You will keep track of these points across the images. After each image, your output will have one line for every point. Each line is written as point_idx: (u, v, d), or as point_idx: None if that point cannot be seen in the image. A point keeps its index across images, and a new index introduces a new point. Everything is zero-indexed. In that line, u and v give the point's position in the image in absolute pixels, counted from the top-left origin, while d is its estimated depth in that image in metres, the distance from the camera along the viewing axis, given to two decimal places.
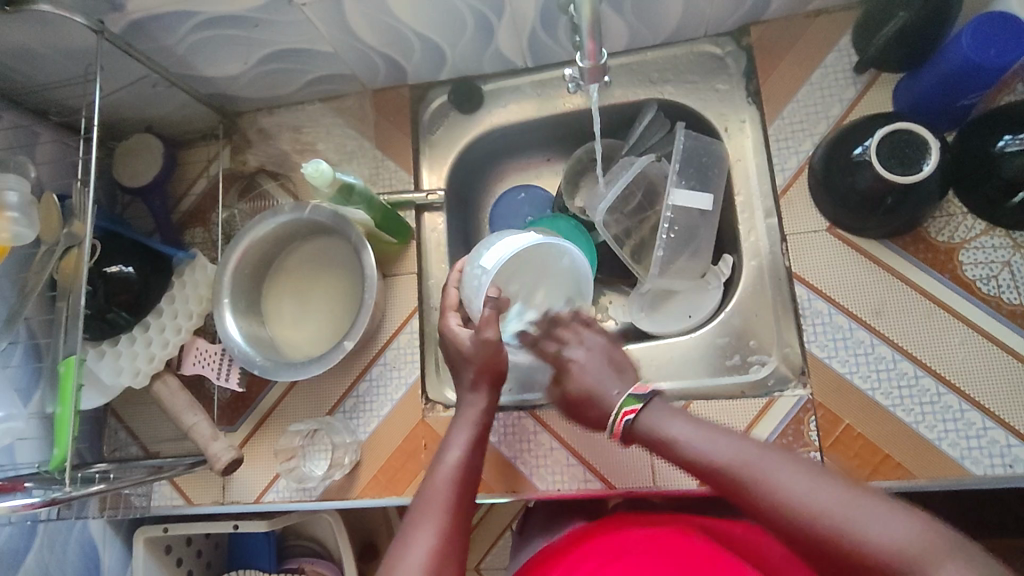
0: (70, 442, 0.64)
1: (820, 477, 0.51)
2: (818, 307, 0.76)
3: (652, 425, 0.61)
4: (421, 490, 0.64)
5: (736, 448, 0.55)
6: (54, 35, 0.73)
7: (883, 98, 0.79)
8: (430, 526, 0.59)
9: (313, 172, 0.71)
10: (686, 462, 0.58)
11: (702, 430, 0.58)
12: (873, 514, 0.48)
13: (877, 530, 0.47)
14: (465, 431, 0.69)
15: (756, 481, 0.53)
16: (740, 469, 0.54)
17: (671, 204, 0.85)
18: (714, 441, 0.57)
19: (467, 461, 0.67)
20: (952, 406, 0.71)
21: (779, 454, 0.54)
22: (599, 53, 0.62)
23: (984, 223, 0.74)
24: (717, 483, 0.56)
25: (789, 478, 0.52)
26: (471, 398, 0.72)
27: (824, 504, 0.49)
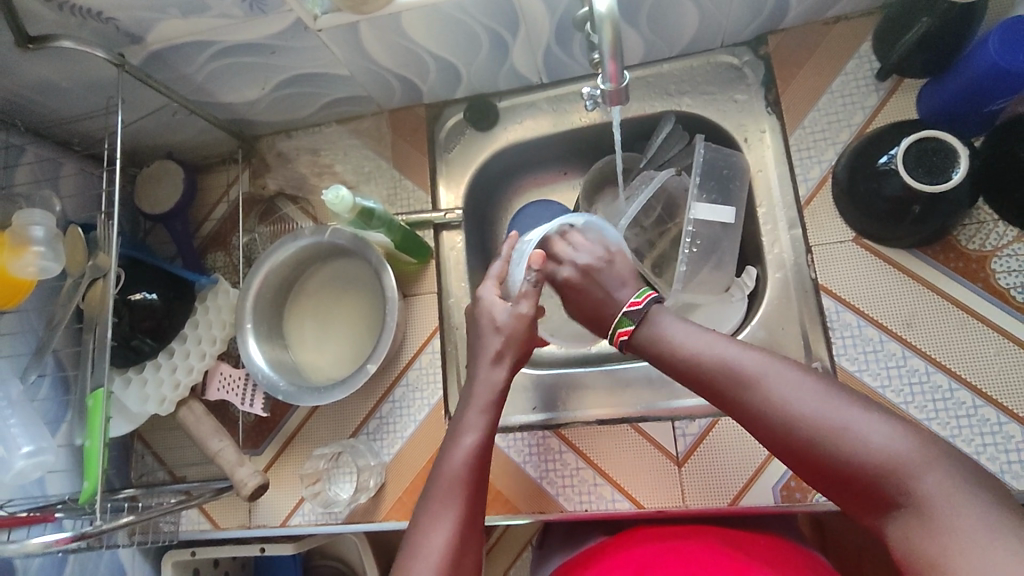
0: (100, 474, 0.64)
1: (809, 383, 0.52)
2: (847, 319, 0.75)
3: (645, 332, 0.62)
4: (432, 478, 0.62)
5: (731, 349, 0.56)
6: (78, 69, 0.74)
7: (907, 103, 0.77)
8: (445, 520, 0.58)
9: (334, 199, 0.71)
10: (677, 360, 0.59)
11: (696, 333, 0.59)
12: (856, 419, 0.49)
13: (859, 435, 0.48)
14: (480, 415, 0.65)
15: (746, 380, 0.54)
16: (728, 370, 0.55)
17: (693, 217, 0.84)
18: (706, 343, 0.58)
19: (483, 447, 0.63)
20: (989, 419, 0.69)
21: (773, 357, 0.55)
22: (621, 76, 0.61)
23: (1017, 230, 0.72)
24: (706, 384, 0.57)
25: (777, 381, 0.53)
26: (489, 381, 0.67)
27: (806, 408, 0.51)
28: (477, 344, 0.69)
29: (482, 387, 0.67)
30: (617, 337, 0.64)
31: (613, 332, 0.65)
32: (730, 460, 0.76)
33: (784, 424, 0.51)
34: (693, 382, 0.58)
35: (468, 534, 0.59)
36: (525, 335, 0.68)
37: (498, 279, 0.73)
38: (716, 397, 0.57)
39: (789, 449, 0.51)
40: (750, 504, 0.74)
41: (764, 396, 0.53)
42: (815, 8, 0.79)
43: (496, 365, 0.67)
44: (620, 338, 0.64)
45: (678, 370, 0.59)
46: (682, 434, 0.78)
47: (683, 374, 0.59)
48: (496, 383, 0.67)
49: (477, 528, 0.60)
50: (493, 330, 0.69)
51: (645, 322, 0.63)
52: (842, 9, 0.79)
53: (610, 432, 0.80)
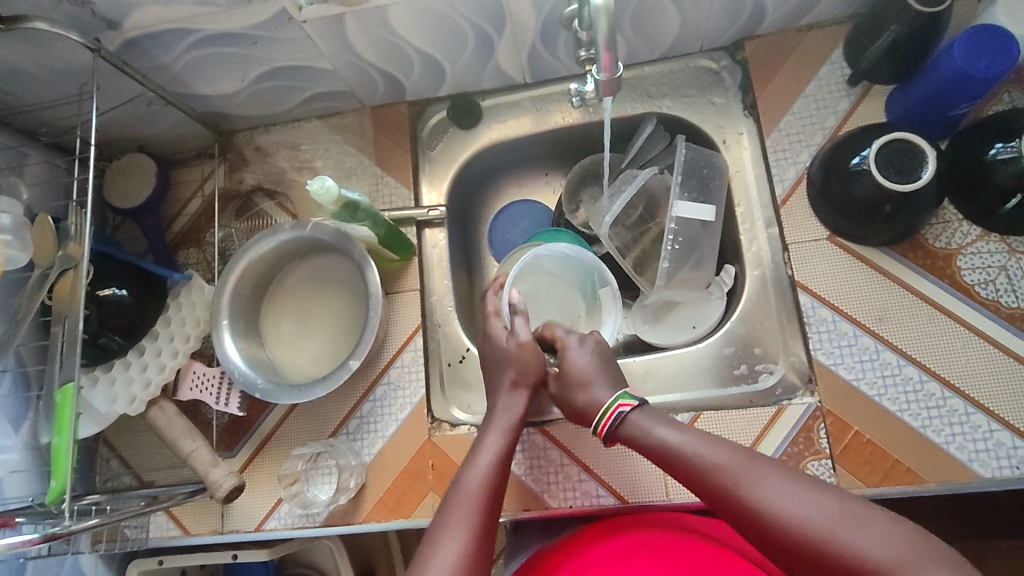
0: (69, 474, 0.61)
1: (807, 485, 0.53)
2: (823, 314, 0.77)
3: (647, 432, 0.64)
4: (448, 493, 0.64)
5: (730, 452, 0.58)
6: (49, 53, 0.72)
7: (876, 109, 0.81)
8: (461, 529, 0.59)
9: (318, 189, 0.70)
10: (680, 469, 0.60)
11: (698, 436, 0.61)
12: (847, 526, 0.49)
13: (856, 539, 0.48)
14: (497, 438, 0.69)
15: (741, 485, 0.55)
16: (726, 471, 0.56)
17: (674, 216, 0.85)
18: (705, 445, 0.60)
19: (500, 467, 0.66)
20: (957, 409, 0.72)
21: (767, 461, 0.56)
22: (615, 66, 0.61)
23: (980, 228, 0.76)
24: (706, 488, 0.57)
25: (773, 483, 0.53)
26: (509, 409, 0.72)
27: (805, 513, 0.50)
28: (492, 379, 0.76)
29: (503, 414, 0.72)
30: (608, 415, 0.67)
31: (607, 409, 0.67)
32: None
33: (781, 531, 0.51)
34: (696, 488, 0.59)
35: (484, 541, 0.60)
36: (534, 362, 0.74)
37: (497, 313, 0.80)
38: (710, 500, 0.57)
39: (787, 547, 0.51)
40: None
41: (763, 501, 0.53)
42: (789, 15, 0.82)
43: (512, 393, 0.73)
44: (610, 417, 0.67)
45: (681, 473, 0.60)
46: None
47: (682, 477, 0.60)
48: (514, 411, 0.72)
49: (493, 541, 0.61)
50: (504, 361, 0.75)
51: (640, 419, 0.66)
52: (814, 18, 0.83)
53: None
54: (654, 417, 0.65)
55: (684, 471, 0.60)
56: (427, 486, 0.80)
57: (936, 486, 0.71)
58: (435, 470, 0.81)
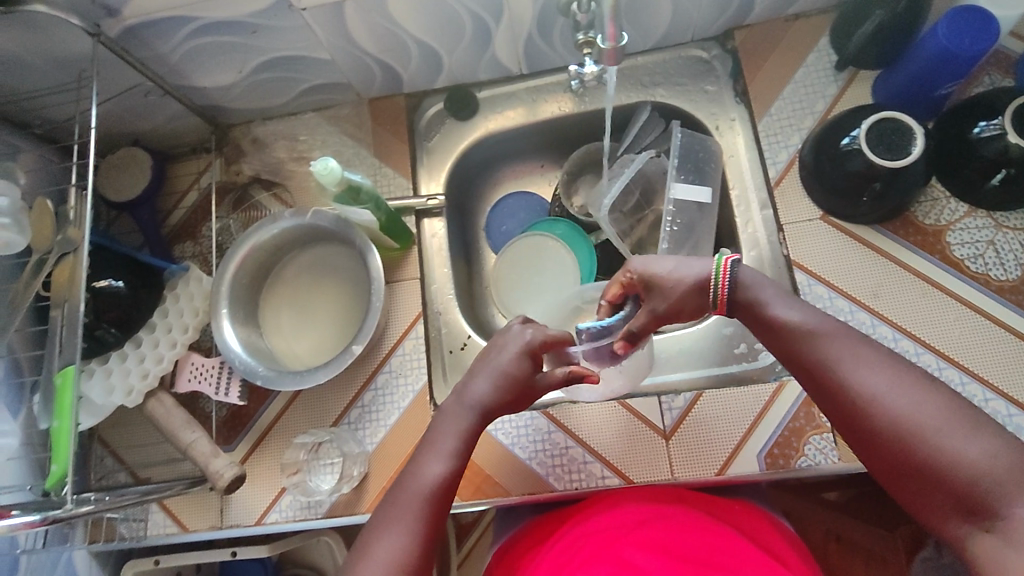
0: (71, 457, 0.60)
1: (917, 383, 0.52)
2: (819, 291, 0.79)
3: (749, 298, 0.61)
4: (395, 488, 0.60)
5: (839, 330, 0.56)
6: (47, 39, 0.71)
7: (863, 92, 0.83)
8: (390, 550, 0.55)
9: (322, 170, 0.70)
10: (776, 336, 0.59)
11: (806, 312, 0.58)
12: (956, 430, 0.49)
13: (957, 444, 0.48)
14: (452, 431, 0.63)
15: (846, 367, 0.54)
16: (834, 349, 0.55)
17: (671, 199, 0.87)
18: (813, 318, 0.58)
19: (451, 465, 0.61)
20: (953, 380, 0.74)
21: (878, 348, 0.55)
22: (619, 36, 0.62)
23: (966, 205, 0.79)
24: (801, 363, 0.57)
25: (881, 374, 0.53)
26: (470, 399, 0.65)
27: (913, 408, 0.50)
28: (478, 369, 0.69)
29: (460, 402, 0.65)
30: (719, 278, 0.63)
31: (717, 268, 0.63)
32: (715, 433, 0.77)
33: (884, 417, 0.51)
34: (789, 360, 0.58)
35: (419, 561, 0.56)
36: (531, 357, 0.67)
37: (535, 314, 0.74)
38: (803, 372, 0.57)
39: (878, 437, 0.51)
40: (738, 473, 0.75)
41: (869, 386, 0.52)
42: (777, 4, 0.84)
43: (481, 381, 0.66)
44: (721, 278, 0.63)
45: (774, 343, 0.59)
46: (668, 408, 0.79)
47: (775, 345, 0.59)
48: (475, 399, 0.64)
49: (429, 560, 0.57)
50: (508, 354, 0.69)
51: (748, 283, 0.62)
52: (801, 7, 0.85)
53: (598, 409, 0.81)
54: (763, 286, 0.62)
55: (780, 340, 0.58)
56: None
57: None
58: None
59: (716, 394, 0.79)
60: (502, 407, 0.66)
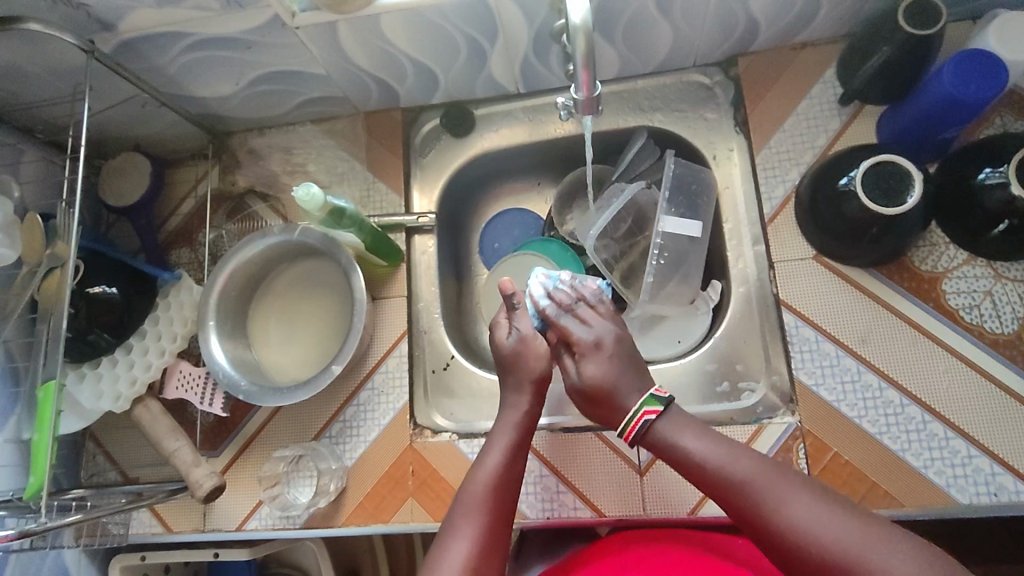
0: (47, 470, 0.62)
1: (838, 508, 0.52)
2: (806, 334, 0.77)
3: (663, 434, 0.63)
4: (459, 493, 0.64)
5: (759, 465, 0.57)
6: (45, 53, 0.72)
7: (866, 129, 0.81)
8: (468, 531, 0.59)
9: (304, 196, 0.71)
10: (705, 476, 0.59)
11: (722, 447, 0.60)
12: (885, 550, 0.49)
13: (885, 560, 0.48)
14: (504, 438, 0.68)
15: (773, 504, 0.54)
16: (754, 486, 0.56)
17: (660, 230, 0.85)
18: (733, 458, 0.59)
19: (508, 464, 0.66)
20: (937, 434, 0.72)
21: (797, 478, 0.56)
22: (593, 85, 0.61)
23: (966, 252, 0.76)
24: (727, 499, 0.57)
25: (805, 504, 0.53)
26: (515, 408, 0.71)
27: (835, 531, 0.51)
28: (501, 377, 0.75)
29: (507, 412, 0.71)
30: (637, 418, 0.64)
31: (636, 412, 0.64)
32: None
33: (811, 547, 0.51)
34: (716, 496, 0.59)
35: (494, 542, 0.60)
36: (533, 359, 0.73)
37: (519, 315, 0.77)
38: (729, 507, 0.57)
39: (823, 573, 0.50)
40: (710, 513, 0.75)
41: (791, 518, 0.52)
42: (783, 33, 0.82)
43: (519, 394, 0.72)
44: (641, 419, 0.63)
45: (709, 485, 0.59)
46: None
47: (707, 489, 0.59)
48: (522, 407, 0.71)
49: (502, 542, 0.61)
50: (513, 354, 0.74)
51: (665, 428, 0.63)
52: (808, 36, 0.83)
53: (575, 440, 0.80)
54: (677, 416, 0.64)
55: (714, 482, 0.58)
56: (406, 491, 0.81)
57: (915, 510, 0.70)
58: (415, 475, 0.81)
59: None
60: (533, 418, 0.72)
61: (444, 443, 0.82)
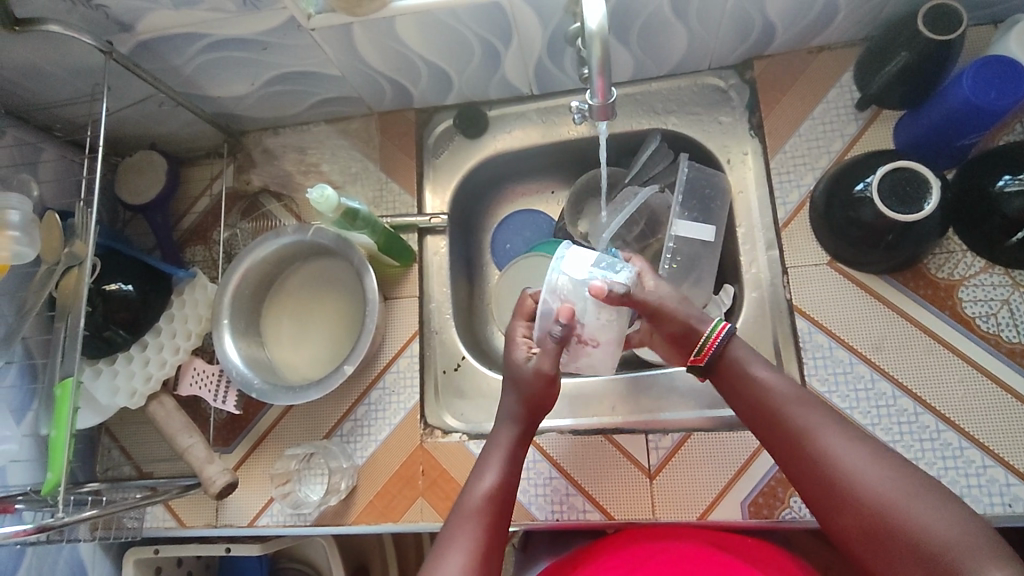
0: (65, 466, 0.63)
1: (885, 458, 0.55)
2: (819, 340, 0.77)
3: (734, 363, 0.66)
4: (455, 505, 0.63)
5: (815, 407, 0.61)
6: (64, 54, 0.73)
7: (883, 134, 0.80)
8: (466, 541, 0.59)
9: (318, 198, 0.72)
10: (761, 407, 0.62)
11: (786, 382, 0.63)
12: (922, 501, 0.52)
13: (919, 512, 0.51)
14: (500, 453, 0.67)
15: (822, 439, 0.58)
16: (808, 421, 0.59)
17: (673, 234, 0.86)
18: (792, 391, 0.62)
19: (504, 483, 0.65)
20: (951, 443, 0.71)
21: (849, 425, 0.59)
22: (609, 92, 0.60)
23: (984, 260, 0.75)
24: (778, 432, 0.61)
25: (852, 446, 0.57)
26: (505, 431, 0.68)
27: (879, 477, 0.54)
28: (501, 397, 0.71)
29: (499, 433, 0.69)
30: (710, 342, 0.67)
31: (709, 335, 0.67)
32: (700, 477, 0.76)
33: (853, 486, 0.54)
34: (766, 426, 0.62)
35: (488, 560, 0.59)
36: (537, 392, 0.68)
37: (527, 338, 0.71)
38: (778, 437, 0.61)
39: (856, 512, 0.54)
40: (720, 518, 0.75)
41: (839, 457, 0.56)
42: (800, 37, 0.81)
43: (510, 419, 0.69)
44: (713, 343, 0.66)
45: (762, 416, 0.63)
46: (655, 447, 0.79)
47: (759, 419, 0.63)
48: (512, 430, 0.68)
49: (496, 562, 0.59)
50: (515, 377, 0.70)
51: (741, 352, 0.66)
52: (825, 39, 0.82)
53: (585, 442, 0.81)
54: (743, 349, 0.67)
55: (766, 413, 0.62)
56: (415, 491, 0.81)
57: None
58: (425, 475, 0.82)
59: (703, 437, 0.78)
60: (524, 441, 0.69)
61: (454, 444, 0.83)
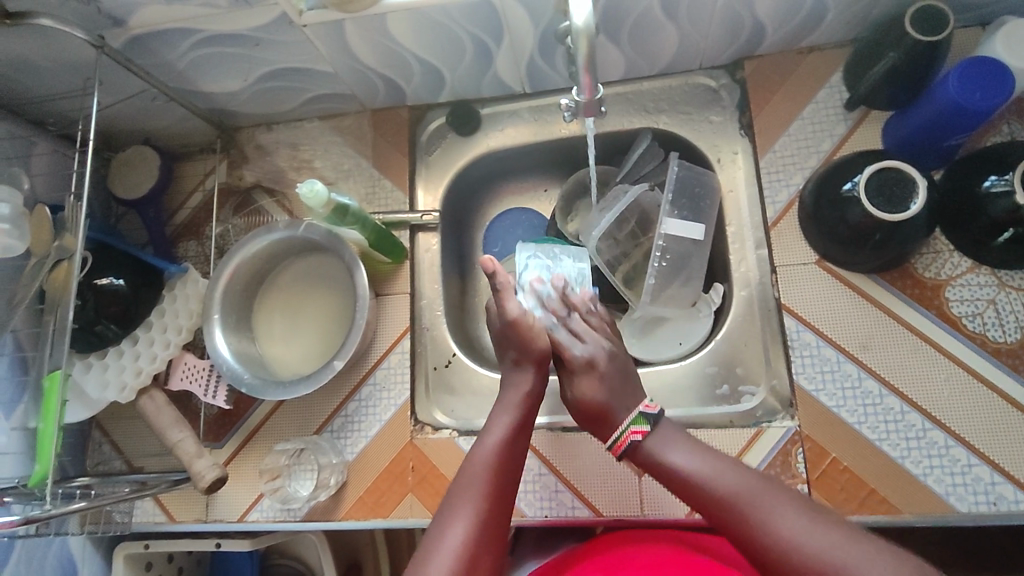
0: (52, 458, 0.63)
1: (820, 521, 0.56)
2: (807, 339, 0.77)
3: (652, 452, 0.66)
4: (458, 473, 0.65)
5: (746, 477, 0.60)
6: (56, 47, 0.73)
7: (872, 134, 0.80)
8: (466, 516, 0.60)
9: (308, 192, 0.72)
10: (693, 490, 0.62)
11: (708, 460, 0.63)
12: (861, 558, 0.52)
13: (865, 570, 0.51)
14: (506, 416, 0.69)
15: (763, 519, 0.57)
16: (742, 501, 0.59)
17: (663, 233, 0.86)
18: (724, 470, 0.62)
19: (507, 442, 0.67)
20: (937, 442, 0.72)
21: (783, 492, 0.59)
22: (595, 89, 0.61)
23: (970, 260, 0.76)
24: (716, 516, 0.60)
25: (793, 517, 0.56)
26: (517, 386, 0.72)
27: (821, 543, 0.54)
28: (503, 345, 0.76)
29: (510, 390, 0.72)
30: (626, 435, 0.67)
31: (626, 428, 0.68)
32: None
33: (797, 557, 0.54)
34: (702, 509, 0.61)
35: (489, 524, 0.61)
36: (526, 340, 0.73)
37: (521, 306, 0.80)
38: (716, 519, 0.60)
39: None
40: (707, 516, 0.75)
41: (775, 530, 0.56)
42: (790, 37, 0.81)
43: (519, 370, 0.74)
44: (631, 436, 0.67)
45: (699, 504, 0.62)
46: None
47: (694, 503, 0.62)
48: (523, 387, 0.72)
49: (497, 526, 0.62)
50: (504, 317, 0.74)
51: (655, 443, 0.66)
52: (815, 40, 0.82)
53: (574, 439, 0.81)
54: (666, 431, 0.67)
55: (703, 500, 0.61)
56: (405, 487, 0.82)
57: (912, 517, 0.71)
58: (415, 471, 0.82)
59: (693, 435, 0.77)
60: (535, 399, 0.72)
61: (444, 440, 0.83)
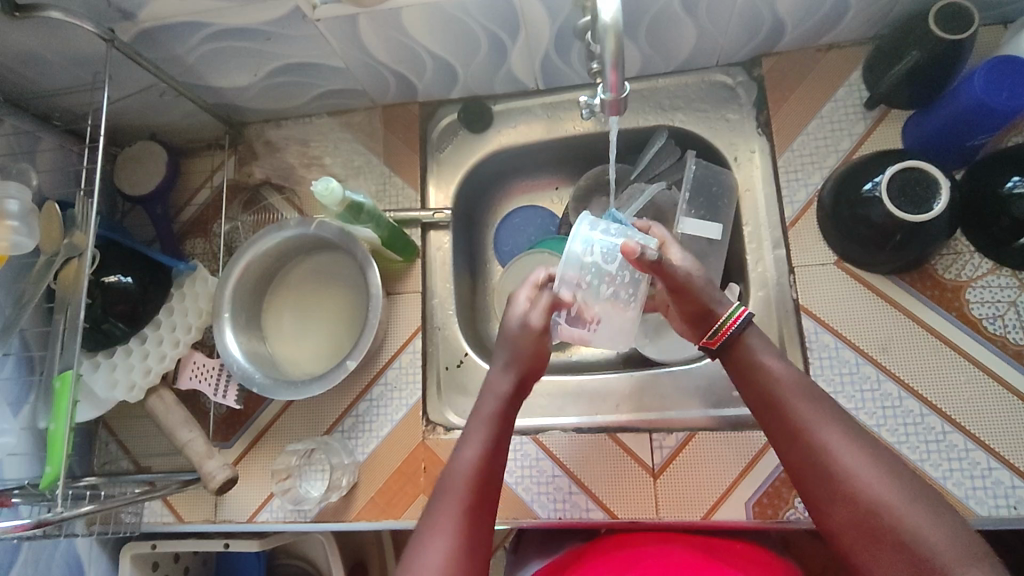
0: (64, 460, 0.62)
1: (881, 460, 0.54)
2: (825, 340, 0.76)
3: (748, 341, 0.64)
4: (438, 484, 0.61)
5: (816, 399, 0.59)
6: (64, 40, 0.71)
7: (892, 133, 0.79)
8: (449, 528, 0.56)
9: (324, 190, 0.72)
10: (762, 385, 0.61)
11: (790, 366, 0.61)
12: (918, 507, 0.51)
13: (915, 520, 0.51)
14: (486, 427, 0.64)
15: (822, 434, 0.56)
16: (809, 410, 0.58)
17: (680, 231, 0.86)
18: (797, 378, 0.60)
19: (488, 457, 0.62)
20: (957, 445, 0.71)
21: (848, 419, 0.58)
22: (621, 86, 0.60)
23: (991, 261, 0.75)
24: (777, 404, 0.60)
25: (852, 446, 0.55)
26: (494, 390, 0.67)
27: (872, 480, 0.53)
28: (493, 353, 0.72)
29: (488, 396, 0.67)
30: (732, 319, 0.64)
31: (731, 313, 0.64)
32: (705, 475, 0.76)
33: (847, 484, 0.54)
34: (764, 401, 0.61)
35: (473, 543, 0.56)
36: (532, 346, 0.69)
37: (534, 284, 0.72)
38: (771, 409, 0.60)
39: (849, 504, 0.53)
40: (723, 518, 0.75)
41: (828, 445, 0.56)
42: (809, 34, 0.80)
43: (504, 372, 0.68)
44: (735, 320, 0.64)
45: (759, 392, 0.61)
46: (659, 446, 0.78)
47: (755, 391, 0.62)
48: (500, 393, 0.67)
49: (483, 539, 0.58)
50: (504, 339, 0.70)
51: (755, 336, 0.64)
52: (834, 37, 0.81)
53: (588, 441, 0.80)
54: (755, 337, 0.64)
55: (765, 389, 0.61)
56: (417, 488, 0.81)
57: None
58: (427, 472, 0.81)
59: (707, 436, 0.77)
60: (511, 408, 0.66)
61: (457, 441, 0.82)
